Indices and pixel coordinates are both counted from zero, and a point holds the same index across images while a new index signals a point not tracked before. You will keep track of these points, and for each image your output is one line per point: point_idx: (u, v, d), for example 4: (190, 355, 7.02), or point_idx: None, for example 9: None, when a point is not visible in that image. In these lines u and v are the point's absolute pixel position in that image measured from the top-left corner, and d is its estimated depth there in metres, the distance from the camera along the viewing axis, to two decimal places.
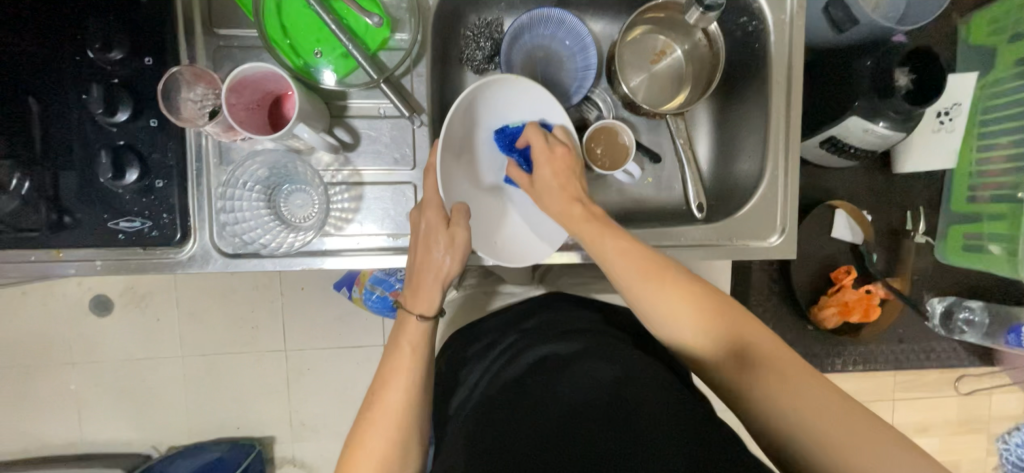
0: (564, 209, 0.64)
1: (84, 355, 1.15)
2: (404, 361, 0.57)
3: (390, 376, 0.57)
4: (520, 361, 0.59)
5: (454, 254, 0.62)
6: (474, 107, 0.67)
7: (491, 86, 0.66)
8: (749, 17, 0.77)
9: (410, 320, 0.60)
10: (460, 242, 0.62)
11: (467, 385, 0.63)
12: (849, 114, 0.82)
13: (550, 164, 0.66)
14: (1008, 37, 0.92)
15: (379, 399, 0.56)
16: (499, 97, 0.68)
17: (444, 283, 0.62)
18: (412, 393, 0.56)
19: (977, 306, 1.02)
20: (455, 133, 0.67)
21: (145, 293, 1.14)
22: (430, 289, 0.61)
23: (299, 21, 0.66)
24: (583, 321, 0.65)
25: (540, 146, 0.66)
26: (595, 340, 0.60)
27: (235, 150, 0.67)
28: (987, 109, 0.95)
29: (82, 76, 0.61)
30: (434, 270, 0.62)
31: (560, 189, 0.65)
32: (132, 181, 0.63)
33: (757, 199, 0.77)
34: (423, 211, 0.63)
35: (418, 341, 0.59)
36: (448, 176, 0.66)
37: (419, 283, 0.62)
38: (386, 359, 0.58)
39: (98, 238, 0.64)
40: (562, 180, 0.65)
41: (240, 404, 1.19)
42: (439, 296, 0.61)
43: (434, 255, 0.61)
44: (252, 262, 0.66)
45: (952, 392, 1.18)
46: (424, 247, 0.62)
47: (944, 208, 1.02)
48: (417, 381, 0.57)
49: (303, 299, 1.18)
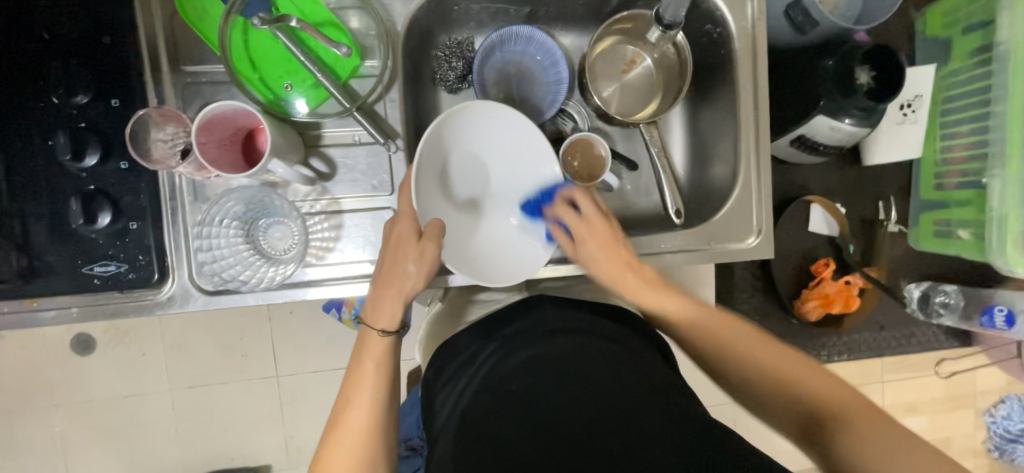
0: (614, 276, 0.68)
1: (68, 396, 1.12)
2: (366, 376, 0.58)
3: (354, 389, 0.58)
4: (506, 362, 0.58)
5: (421, 266, 0.62)
6: (455, 127, 0.68)
7: (471, 107, 0.67)
8: (713, 24, 0.79)
9: (373, 335, 0.60)
10: (429, 257, 0.62)
11: (455, 391, 0.61)
12: (816, 114, 0.84)
13: (591, 236, 0.69)
14: (962, 28, 0.95)
15: (344, 413, 0.57)
16: (477, 120, 0.69)
17: (407, 297, 0.62)
18: (376, 406, 0.57)
19: (952, 290, 1.05)
20: (435, 151, 0.67)
21: (129, 329, 1.12)
22: (392, 301, 0.61)
23: (267, 54, 0.66)
24: (561, 316, 0.63)
25: (575, 220, 0.69)
26: (578, 338, 0.59)
27: (209, 187, 0.66)
28: (947, 99, 0.98)
29: (46, 121, 0.60)
30: (398, 284, 0.61)
31: (605, 262, 0.68)
32: (105, 225, 0.62)
33: (733, 201, 0.79)
34: (397, 220, 0.63)
35: (383, 355, 0.60)
36: (424, 191, 0.66)
37: (381, 295, 0.61)
38: (350, 371, 0.59)
39: (71, 284, 0.63)
40: (607, 251, 0.68)
41: (234, 435, 1.17)
42: (401, 310, 0.61)
43: (400, 268, 0.61)
44: (233, 298, 0.66)
45: (935, 373, 1.21)
46: (391, 259, 0.62)
47: (914, 196, 1.05)
48: (380, 392, 0.58)
49: (291, 323, 1.16)
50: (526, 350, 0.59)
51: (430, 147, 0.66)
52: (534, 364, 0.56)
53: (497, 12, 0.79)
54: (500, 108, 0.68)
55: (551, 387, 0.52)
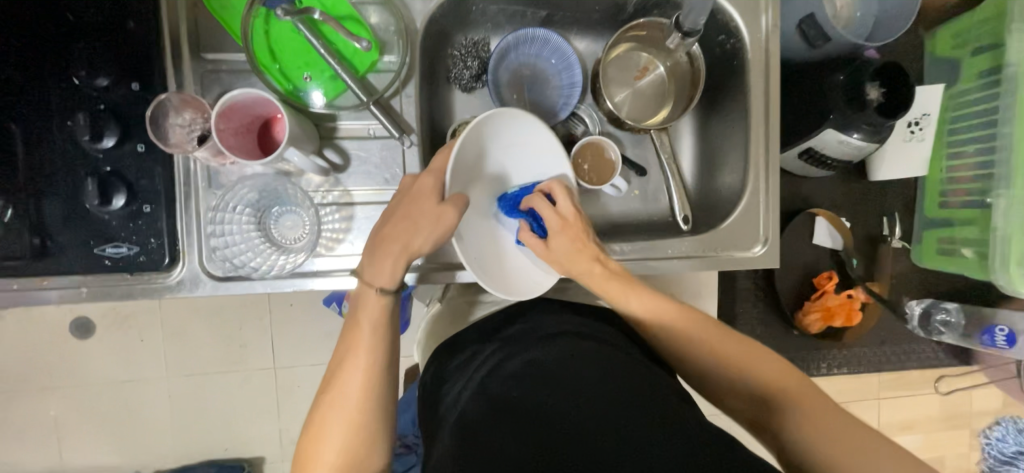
0: (581, 269, 0.66)
1: (66, 379, 1.12)
2: (365, 338, 0.57)
3: (350, 351, 0.57)
4: (508, 361, 0.59)
5: (436, 232, 0.60)
6: (478, 138, 0.65)
7: (497, 116, 0.64)
8: (727, 35, 0.80)
9: (371, 292, 0.59)
10: (446, 223, 0.61)
11: (452, 394, 0.61)
12: (825, 127, 0.85)
13: (564, 233, 0.66)
14: (971, 50, 0.96)
15: (341, 374, 0.56)
16: (501, 128, 0.66)
17: (410, 256, 0.60)
18: (370, 374, 0.56)
19: (953, 308, 1.05)
20: (472, 148, 0.65)
21: (130, 314, 1.12)
22: (394, 258, 0.59)
23: (287, 45, 0.67)
24: (561, 321, 0.64)
25: (551, 213, 0.66)
26: (576, 340, 0.60)
27: (224, 174, 0.66)
28: (953, 119, 0.99)
29: (66, 102, 0.61)
30: (404, 241, 0.60)
31: (575, 253, 0.66)
32: (119, 207, 0.62)
33: (740, 209, 0.80)
34: (415, 181, 0.62)
35: (380, 316, 0.59)
36: (457, 183, 0.65)
37: (382, 250, 0.59)
38: (348, 332, 0.59)
39: (81, 264, 0.63)
40: (575, 243, 0.66)
41: (229, 424, 1.17)
42: (401, 270, 0.59)
43: (412, 226, 0.60)
44: (243, 285, 0.66)
45: (932, 391, 1.21)
46: (402, 214, 0.60)
47: (918, 214, 1.06)
48: (376, 358, 0.57)
49: (292, 316, 1.16)
50: (526, 349, 0.60)
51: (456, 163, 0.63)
52: (533, 365, 0.56)
53: (514, 14, 0.80)
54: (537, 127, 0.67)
55: (551, 383, 0.53)
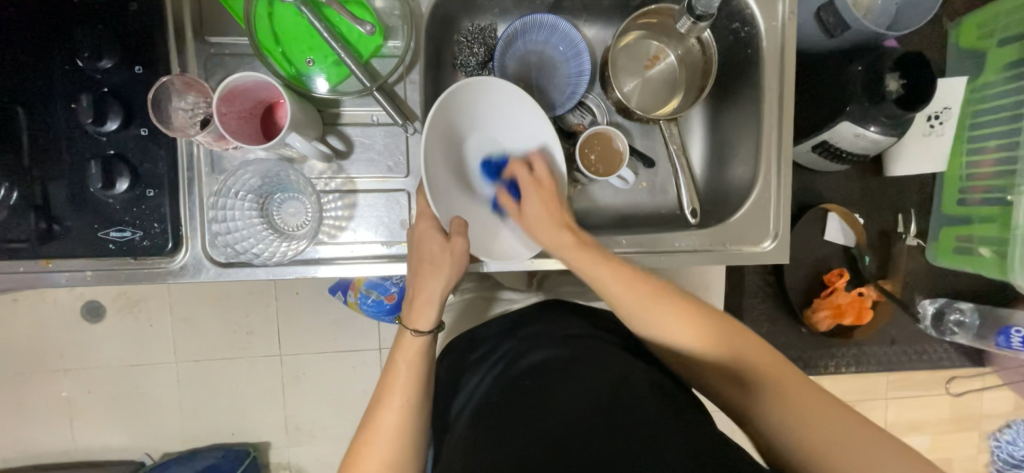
0: (551, 238, 0.64)
1: (76, 362, 1.14)
2: (399, 377, 0.58)
3: (387, 389, 0.58)
4: (528, 359, 0.59)
5: (453, 263, 0.62)
6: (467, 102, 0.67)
7: (479, 82, 0.66)
8: (741, 23, 0.78)
9: (406, 334, 0.60)
10: (457, 253, 0.62)
11: (466, 392, 0.62)
12: (842, 119, 0.83)
13: (538, 195, 0.66)
14: (997, 41, 0.93)
15: (378, 412, 0.57)
16: (488, 98, 0.68)
17: (438, 299, 0.61)
18: (406, 408, 0.56)
19: (967, 308, 1.03)
20: (447, 132, 0.67)
21: (137, 300, 1.13)
22: (427, 305, 0.61)
23: (290, 29, 0.66)
24: (576, 326, 0.65)
25: (525, 178, 0.67)
26: (591, 345, 0.60)
27: (226, 159, 0.66)
28: (976, 112, 0.95)
29: (71, 85, 0.61)
30: (428, 282, 0.61)
31: (545, 218, 0.65)
32: (122, 191, 0.62)
33: (751, 202, 0.78)
34: (418, 222, 0.64)
35: (415, 358, 0.60)
36: (439, 182, 0.65)
37: (414, 300, 0.61)
38: (385, 374, 0.59)
39: (84, 248, 0.63)
40: (548, 207, 0.66)
41: (236, 410, 1.18)
42: (435, 314, 0.61)
43: (429, 271, 0.61)
44: (245, 271, 0.66)
45: (943, 392, 1.19)
46: (420, 260, 0.62)
47: (935, 211, 1.03)
48: (411, 394, 0.57)
49: (297, 304, 1.17)
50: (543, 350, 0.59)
51: (437, 124, 0.64)
52: (548, 363, 0.56)
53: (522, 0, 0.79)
54: (500, 86, 0.67)
55: (568, 380, 0.53)
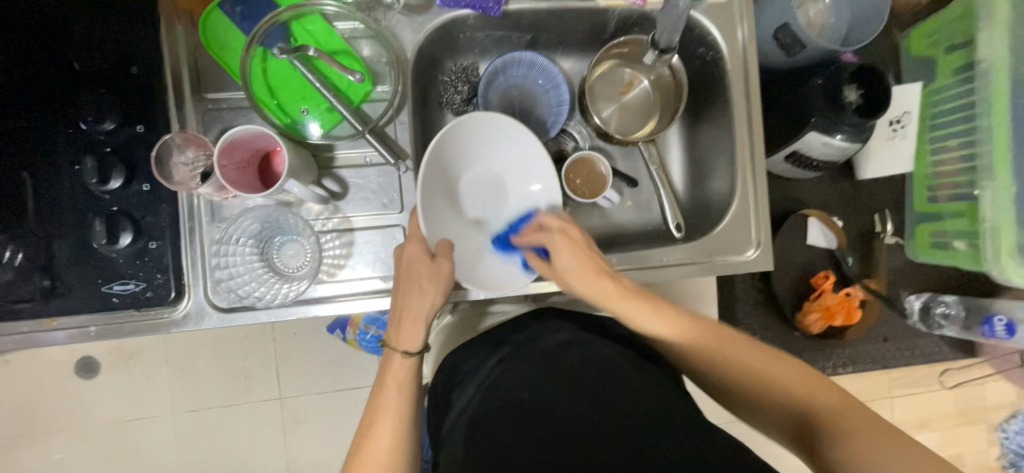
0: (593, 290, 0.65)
1: (70, 421, 1.12)
2: (389, 398, 0.61)
3: (378, 412, 0.60)
4: (516, 370, 0.60)
5: (438, 285, 0.65)
6: (466, 134, 0.71)
7: (472, 120, 0.69)
8: (706, 48, 0.83)
9: (395, 356, 0.63)
10: (445, 273, 0.65)
11: (461, 401, 0.62)
12: (809, 130, 0.87)
13: (566, 247, 0.67)
14: (944, 48, 1.00)
15: (370, 436, 0.59)
16: (483, 132, 0.72)
17: (424, 321, 0.64)
18: (398, 430, 0.59)
19: (952, 300, 1.06)
20: (444, 160, 0.70)
21: (133, 352, 1.13)
22: (414, 325, 0.63)
23: (284, 81, 0.70)
24: (564, 332, 0.65)
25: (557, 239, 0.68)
26: (587, 347, 0.61)
27: (227, 207, 0.68)
28: (935, 114, 1.02)
29: (74, 147, 0.64)
30: (415, 307, 0.64)
31: (581, 270, 0.66)
32: (126, 245, 0.64)
33: (730, 215, 0.81)
34: (406, 245, 0.66)
35: (403, 377, 0.63)
36: (434, 207, 0.69)
37: (401, 322, 0.64)
38: (373, 395, 0.62)
39: (89, 303, 0.64)
40: (579, 259, 0.66)
41: (236, 458, 1.16)
42: (422, 334, 0.64)
43: (419, 291, 0.64)
44: (248, 315, 0.67)
45: (941, 386, 1.21)
46: (405, 281, 0.64)
47: (908, 209, 1.08)
48: (402, 415, 0.60)
49: (296, 344, 1.17)
50: (526, 359, 0.62)
51: (438, 154, 0.68)
52: (543, 372, 0.58)
53: (501, 40, 0.84)
54: (501, 120, 0.70)
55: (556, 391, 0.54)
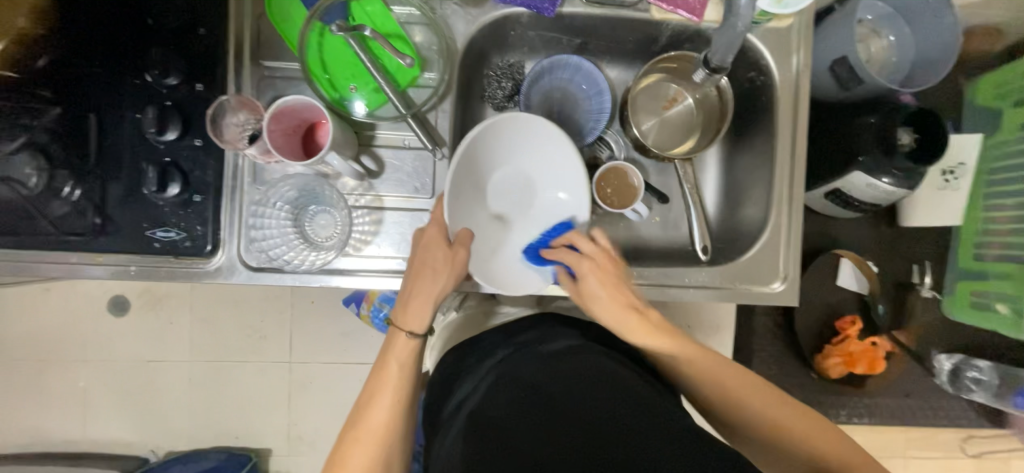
0: (619, 321, 0.66)
1: (97, 353, 1.19)
2: (391, 374, 0.64)
3: (379, 388, 0.63)
4: (519, 366, 0.61)
5: (450, 271, 0.66)
6: (501, 133, 0.71)
7: (507, 118, 0.69)
8: (757, 72, 0.82)
9: (399, 335, 0.64)
10: (459, 261, 0.66)
11: (462, 392, 0.64)
12: (855, 169, 0.84)
13: (596, 275, 0.68)
14: (1013, 102, 0.96)
15: (369, 409, 0.62)
16: (518, 132, 0.72)
17: (432, 303, 0.65)
18: (395, 407, 0.62)
19: (986, 366, 1.01)
20: (478, 155, 0.71)
21: (161, 297, 1.19)
22: (421, 306, 0.65)
23: (337, 57, 0.72)
24: (570, 336, 0.67)
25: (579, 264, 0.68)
26: (591, 356, 0.61)
27: (268, 171, 0.71)
28: (993, 169, 0.97)
29: (138, 97, 0.67)
30: (426, 289, 0.65)
31: (609, 301, 0.66)
32: (173, 195, 0.67)
33: (761, 244, 0.80)
34: (426, 229, 0.67)
35: (406, 356, 0.64)
36: (461, 197, 0.70)
37: (410, 300, 0.65)
38: (376, 369, 0.65)
39: (133, 244, 0.68)
40: (609, 290, 0.67)
41: (242, 412, 1.21)
42: (428, 314, 0.65)
43: (432, 274, 0.65)
44: (274, 277, 0.70)
45: (960, 452, 1.15)
46: (421, 260, 0.66)
47: (951, 263, 1.02)
48: (400, 394, 0.63)
49: (312, 312, 1.21)
50: (535, 361, 0.61)
51: (472, 148, 0.69)
52: (547, 376, 0.57)
53: (550, 41, 0.84)
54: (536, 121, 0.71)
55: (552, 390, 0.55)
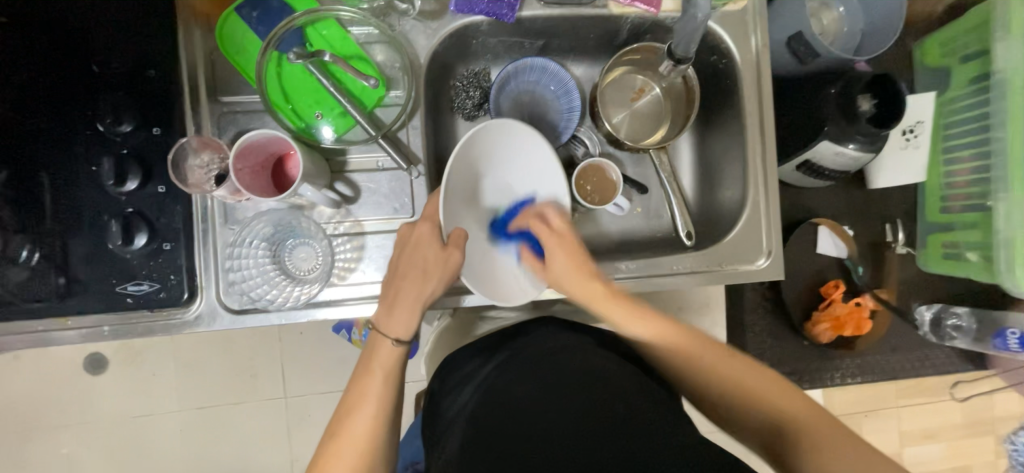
0: (578, 287, 0.67)
1: (79, 415, 1.13)
2: (373, 383, 0.61)
3: (360, 397, 0.60)
4: (507, 371, 0.61)
5: (442, 275, 0.65)
6: (491, 143, 0.69)
7: (509, 123, 0.68)
8: (719, 56, 0.83)
9: (386, 342, 0.63)
10: (452, 264, 0.65)
11: (457, 401, 0.63)
12: (821, 139, 0.87)
13: (561, 250, 0.68)
14: (958, 58, 0.99)
15: (345, 423, 0.59)
16: (507, 142, 0.70)
17: (421, 304, 0.65)
18: (378, 420, 0.59)
19: (963, 312, 1.05)
20: (468, 167, 0.69)
21: (142, 349, 1.14)
22: (408, 311, 0.64)
23: (298, 85, 0.70)
24: (562, 338, 0.65)
25: (543, 229, 0.70)
26: (583, 352, 0.62)
27: (240, 210, 0.69)
28: (947, 125, 1.01)
29: (91, 148, 0.64)
30: (416, 291, 0.65)
31: (571, 274, 0.67)
32: (140, 246, 0.65)
33: (742, 223, 0.81)
34: (416, 225, 0.67)
35: (391, 364, 0.63)
36: (452, 206, 0.68)
37: (395, 304, 0.65)
38: (358, 377, 0.62)
39: (104, 303, 0.65)
40: (572, 260, 0.68)
41: (241, 455, 1.17)
42: (414, 321, 0.64)
43: (422, 277, 0.65)
44: (258, 318, 0.68)
45: (948, 397, 1.20)
46: (408, 259, 0.65)
47: (921, 218, 1.07)
48: (383, 406, 0.60)
49: (303, 343, 1.18)
50: (525, 362, 0.61)
51: (464, 157, 0.67)
52: (537, 374, 0.58)
53: (513, 45, 0.84)
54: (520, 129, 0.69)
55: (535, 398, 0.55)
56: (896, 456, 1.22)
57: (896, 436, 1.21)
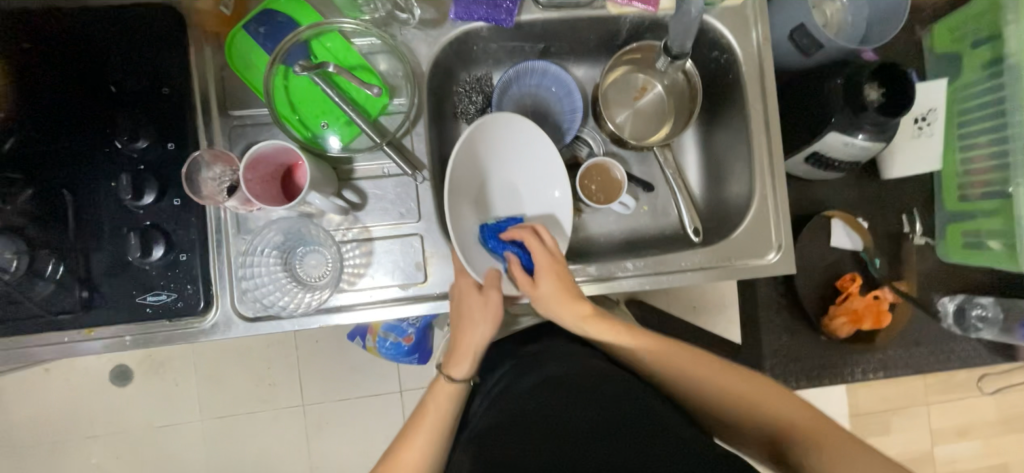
0: (570, 306, 0.66)
1: (105, 427, 1.16)
2: (425, 420, 0.62)
3: (412, 432, 0.62)
4: (518, 379, 0.64)
5: (488, 319, 0.65)
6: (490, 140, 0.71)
7: (511, 123, 0.72)
8: (720, 51, 0.83)
9: (441, 381, 0.65)
10: (493, 303, 0.66)
11: (474, 408, 0.67)
12: (829, 130, 0.85)
13: (548, 270, 0.67)
14: (970, 43, 0.97)
15: (400, 456, 0.60)
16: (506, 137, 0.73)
17: (475, 351, 0.65)
18: (427, 454, 0.60)
19: (988, 302, 1.02)
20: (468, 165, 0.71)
21: (164, 360, 1.17)
22: (466, 356, 0.65)
23: (305, 97, 0.72)
24: (574, 346, 0.67)
25: (539, 251, 0.68)
26: (592, 359, 0.64)
27: (252, 220, 0.71)
28: (963, 110, 0.99)
29: (111, 165, 0.67)
30: (466, 337, 0.66)
31: (555, 297, 0.66)
32: (159, 257, 0.67)
33: (749, 218, 0.80)
34: (459, 276, 0.69)
35: (445, 405, 0.64)
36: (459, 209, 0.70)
37: (456, 350, 0.66)
38: (413, 416, 0.64)
39: (126, 314, 0.67)
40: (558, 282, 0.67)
41: (260, 464, 1.19)
42: (470, 365, 0.65)
43: (470, 323, 0.66)
44: (272, 324, 0.70)
45: (977, 392, 1.16)
46: (461, 313, 0.67)
47: (939, 208, 1.03)
48: (435, 442, 0.61)
49: (319, 351, 1.20)
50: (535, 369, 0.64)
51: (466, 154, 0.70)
52: (547, 379, 0.61)
53: (514, 50, 0.85)
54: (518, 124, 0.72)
55: (548, 398, 0.57)
56: (927, 455, 1.17)
57: (926, 434, 1.17)
